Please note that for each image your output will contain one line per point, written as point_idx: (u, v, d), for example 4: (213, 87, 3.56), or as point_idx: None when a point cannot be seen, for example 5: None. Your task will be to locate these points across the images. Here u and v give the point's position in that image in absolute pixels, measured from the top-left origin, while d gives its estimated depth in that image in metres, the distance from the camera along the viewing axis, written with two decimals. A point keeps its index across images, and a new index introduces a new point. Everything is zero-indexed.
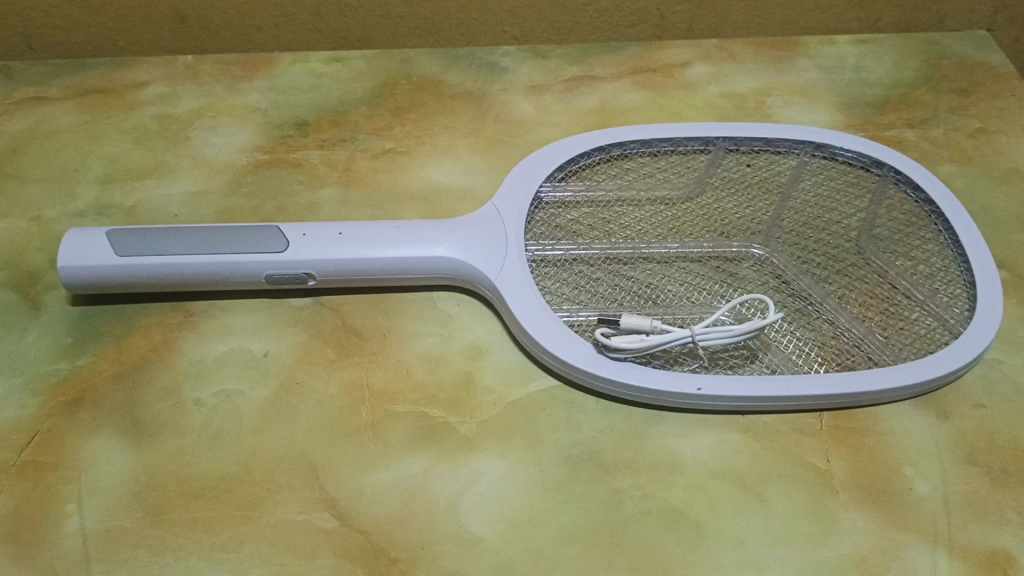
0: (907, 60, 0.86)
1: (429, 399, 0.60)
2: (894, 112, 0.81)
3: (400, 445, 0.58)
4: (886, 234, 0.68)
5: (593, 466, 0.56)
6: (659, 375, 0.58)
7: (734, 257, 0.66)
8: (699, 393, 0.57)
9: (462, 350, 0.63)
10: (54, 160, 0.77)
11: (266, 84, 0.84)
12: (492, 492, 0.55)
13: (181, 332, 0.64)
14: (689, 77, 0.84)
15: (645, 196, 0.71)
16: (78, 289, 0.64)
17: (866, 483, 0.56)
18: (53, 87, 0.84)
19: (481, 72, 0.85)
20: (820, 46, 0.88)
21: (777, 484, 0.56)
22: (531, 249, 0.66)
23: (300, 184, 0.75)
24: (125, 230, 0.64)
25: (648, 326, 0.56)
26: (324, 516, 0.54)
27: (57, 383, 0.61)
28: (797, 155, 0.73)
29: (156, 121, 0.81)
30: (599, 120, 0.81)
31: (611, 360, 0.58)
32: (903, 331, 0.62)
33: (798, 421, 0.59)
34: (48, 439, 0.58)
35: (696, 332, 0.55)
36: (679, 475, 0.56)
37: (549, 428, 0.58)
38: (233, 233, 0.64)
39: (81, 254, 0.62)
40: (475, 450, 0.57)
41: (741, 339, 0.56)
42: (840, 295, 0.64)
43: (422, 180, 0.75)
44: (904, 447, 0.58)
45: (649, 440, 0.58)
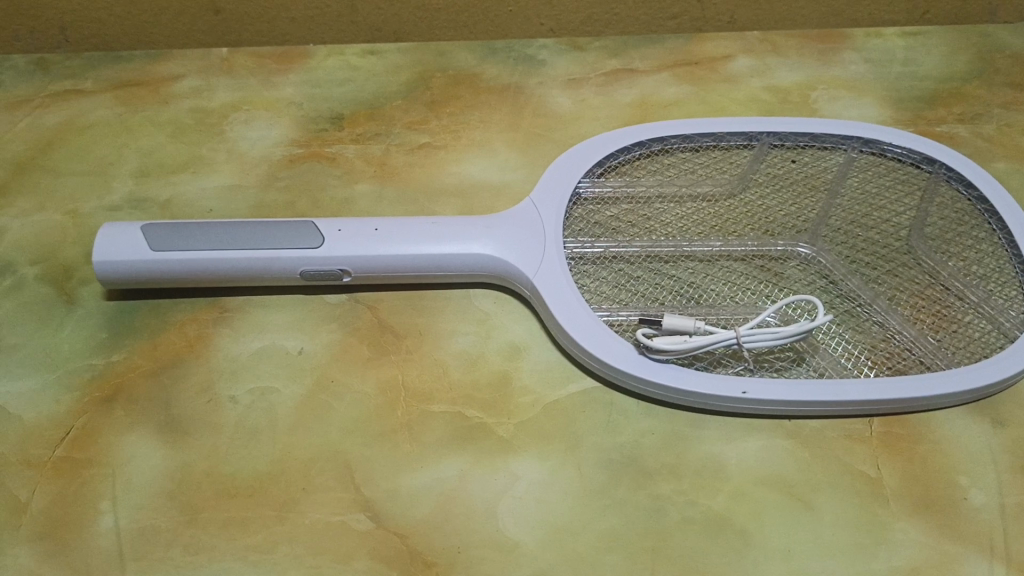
0: (958, 54, 0.83)
1: (466, 399, 0.59)
2: (945, 106, 0.78)
3: (437, 446, 0.56)
4: (937, 233, 0.66)
5: (635, 472, 0.55)
6: (702, 377, 0.56)
7: (780, 256, 0.65)
8: (744, 396, 0.55)
9: (499, 349, 0.62)
10: (90, 154, 0.77)
11: (301, 78, 0.83)
12: (531, 496, 0.54)
13: (215, 329, 0.64)
14: (732, 70, 0.82)
15: (687, 192, 0.69)
16: (112, 283, 0.63)
17: (919, 493, 0.54)
18: (89, 80, 0.83)
19: (518, 65, 0.84)
20: (866, 38, 0.85)
21: (825, 493, 0.54)
22: (569, 246, 0.64)
23: (335, 179, 0.74)
24: (160, 223, 0.63)
25: (691, 327, 0.55)
26: (360, 517, 0.54)
27: (91, 379, 0.61)
28: (844, 151, 0.71)
29: (191, 114, 0.80)
30: (639, 113, 0.79)
31: (652, 362, 0.57)
32: (956, 333, 0.60)
33: (847, 427, 0.57)
34: (83, 435, 0.58)
35: (742, 333, 0.54)
36: (724, 482, 0.54)
37: (589, 431, 0.57)
38: (269, 228, 0.63)
39: (115, 248, 0.62)
40: (513, 453, 0.56)
41: (787, 341, 0.55)
42: (890, 296, 0.62)
43: (458, 175, 0.74)
44: (957, 455, 0.56)
45: (692, 445, 0.56)
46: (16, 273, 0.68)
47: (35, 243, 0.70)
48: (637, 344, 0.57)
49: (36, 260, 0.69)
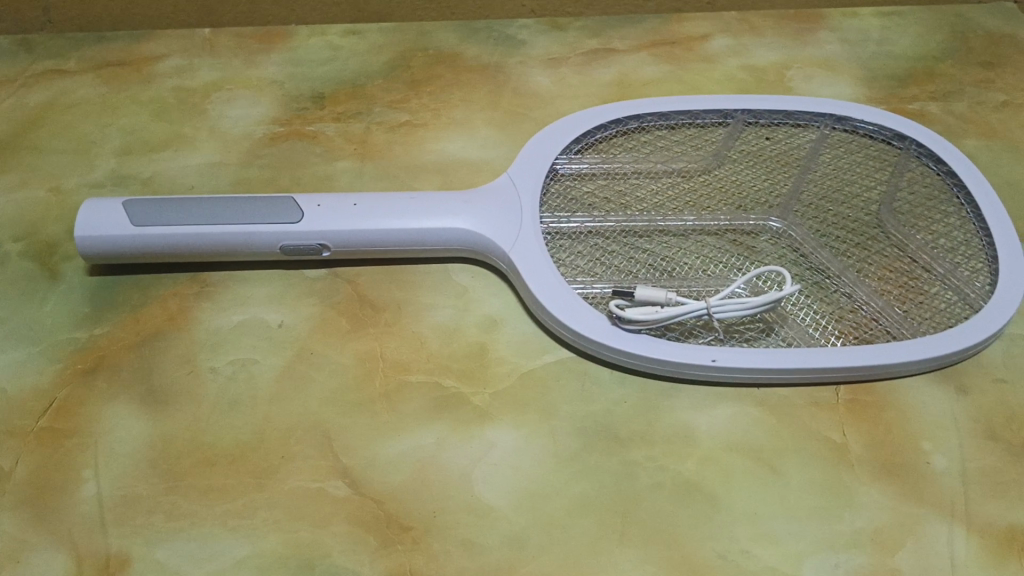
0: (932, 34, 0.85)
1: (443, 370, 0.60)
2: (918, 85, 0.79)
3: (414, 415, 0.58)
4: (907, 208, 0.67)
5: (608, 438, 0.56)
6: (673, 347, 0.57)
7: (752, 231, 0.66)
8: (713, 364, 0.56)
9: (476, 321, 0.63)
10: (73, 132, 0.78)
11: (283, 57, 0.84)
12: (505, 462, 0.55)
13: (197, 302, 0.65)
14: (710, 49, 0.83)
15: (662, 168, 0.70)
16: (94, 258, 0.64)
17: (884, 458, 0.55)
18: (72, 60, 0.84)
19: (498, 45, 0.84)
20: (843, 18, 0.86)
21: (792, 458, 0.55)
22: (545, 221, 0.65)
23: (316, 157, 0.75)
24: (142, 199, 0.64)
25: (663, 298, 0.56)
26: (338, 484, 0.55)
27: (74, 351, 0.62)
28: (817, 128, 0.72)
29: (173, 93, 0.81)
30: (618, 92, 0.80)
31: (624, 332, 0.58)
32: (923, 304, 0.61)
33: (815, 395, 0.58)
34: (67, 405, 0.59)
35: (711, 304, 0.55)
36: (694, 448, 0.56)
37: (563, 399, 0.58)
38: (249, 203, 0.64)
39: (97, 222, 0.63)
40: (489, 421, 0.57)
41: (756, 311, 0.56)
42: (859, 268, 0.63)
43: (438, 153, 0.75)
44: (922, 421, 0.57)
45: (663, 413, 0.57)
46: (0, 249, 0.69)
47: (18, 220, 0.71)
48: (610, 315, 0.58)
49: (20, 236, 0.70)
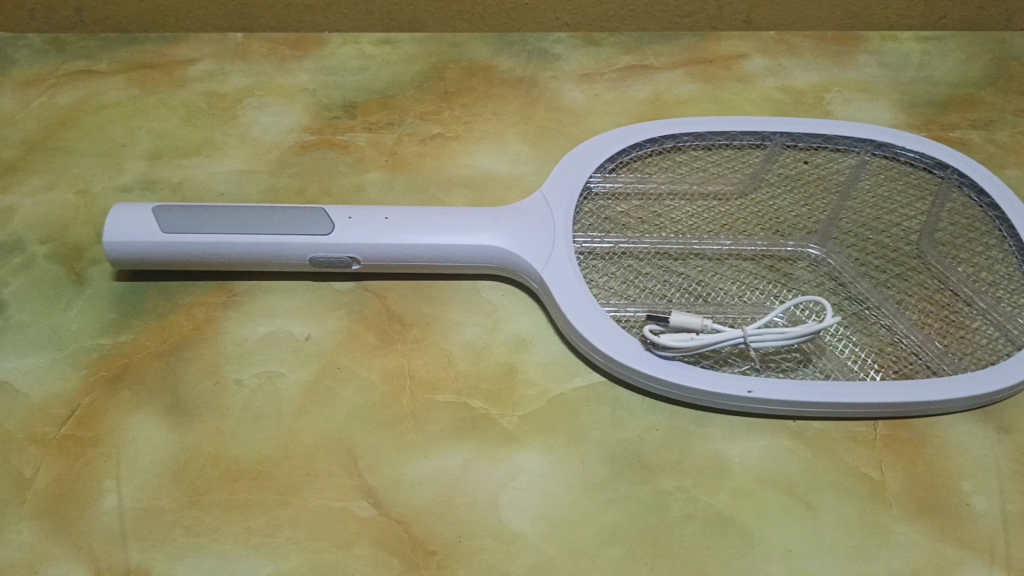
0: (973, 60, 0.83)
1: (471, 390, 0.59)
2: (958, 112, 0.78)
3: (441, 435, 0.57)
4: (948, 239, 0.66)
5: (638, 467, 0.55)
6: (708, 375, 0.56)
7: (789, 257, 0.65)
8: (749, 396, 0.55)
9: (506, 341, 0.62)
10: (103, 135, 0.77)
11: (315, 65, 0.83)
12: (534, 488, 0.54)
13: (224, 312, 0.64)
14: (747, 69, 0.82)
15: (698, 190, 0.69)
16: (121, 264, 0.63)
17: (921, 497, 0.54)
18: (104, 61, 0.84)
19: (532, 58, 0.84)
20: (882, 42, 0.85)
21: (827, 493, 0.54)
22: (579, 240, 0.64)
23: (347, 167, 0.74)
24: (171, 205, 0.63)
25: (699, 325, 0.55)
26: (363, 504, 0.54)
27: (99, 358, 0.61)
28: (856, 153, 0.71)
29: (204, 98, 0.80)
30: (653, 110, 0.79)
31: (658, 359, 0.57)
32: (963, 339, 0.60)
33: (851, 429, 0.57)
34: (89, 414, 0.58)
35: (749, 332, 0.54)
36: (727, 479, 0.54)
37: (593, 425, 0.57)
38: (280, 214, 0.63)
39: (126, 229, 0.62)
40: (517, 444, 0.56)
41: (794, 342, 0.55)
42: (898, 300, 0.62)
43: (469, 167, 0.74)
44: (960, 460, 0.56)
45: (695, 442, 0.56)
46: (27, 251, 0.68)
47: (45, 222, 0.70)
48: (644, 340, 0.57)
49: (47, 239, 0.69)
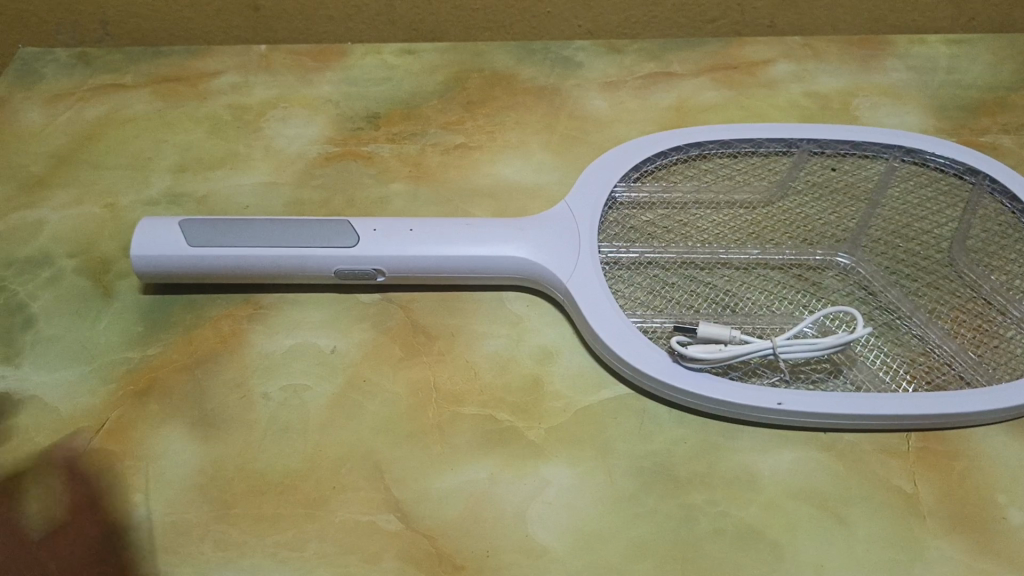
0: (1003, 62, 0.82)
1: (497, 402, 0.59)
2: (989, 116, 0.77)
3: (466, 448, 0.56)
4: (980, 246, 0.65)
5: (667, 480, 0.55)
6: (737, 388, 0.55)
7: (818, 266, 0.64)
8: (779, 408, 0.55)
9: (531, 353, 0.61)
10: (129, 148, 0.78)
11: (338, 76, 0.84)
12: (561, 502, 0.54)
13: (250, 325, 0.64)
14: (771, 75, 0.82)
15: (725, 198, 0.68)
16: (148, 278, 0.64)
17: (956, 510, 0.53)
18: (129, 75, 0.85)
19: (554, 66, 0.83)
20: (910, 45, 0.84)
21: (860, 507, 0.53)
22: (604, 250, 0.64)
23: (370, 178, 0.74)
24: (197, 219, 0.64)
25: (725, 336, 0.54)
26: (389, 518, 0.54)
27: (127, 372, 0.62)
28: (885, 160, 0.70)
29: (229, 110, 0.81)
30: (677, 117, 0.78)
31: (686, 370, 0.56)
32: (998, 348, 0.59)
33: (883, 441, 0.56)
34: (118, 427, 0.59)
35: (778, 343, 0.53)
36: (757, 493, 0.54)
37: (621, 437, 0.57)
38: (306, 226, 0.63)
39: (152, 243, 0.62)
40: (544, 458, 0.56)
41: (824, 353, 0.54)
42: (930, 309, 0.61)
43: (493, 177, 0.74)
44: (995, 473, 0.55)
45: (724, 455, 0.56)
46: (55, 265, 0.69)
47: (73, 236, 0.71)
48: (671, 353, 0.56)
49: (75, 253, 0.70)
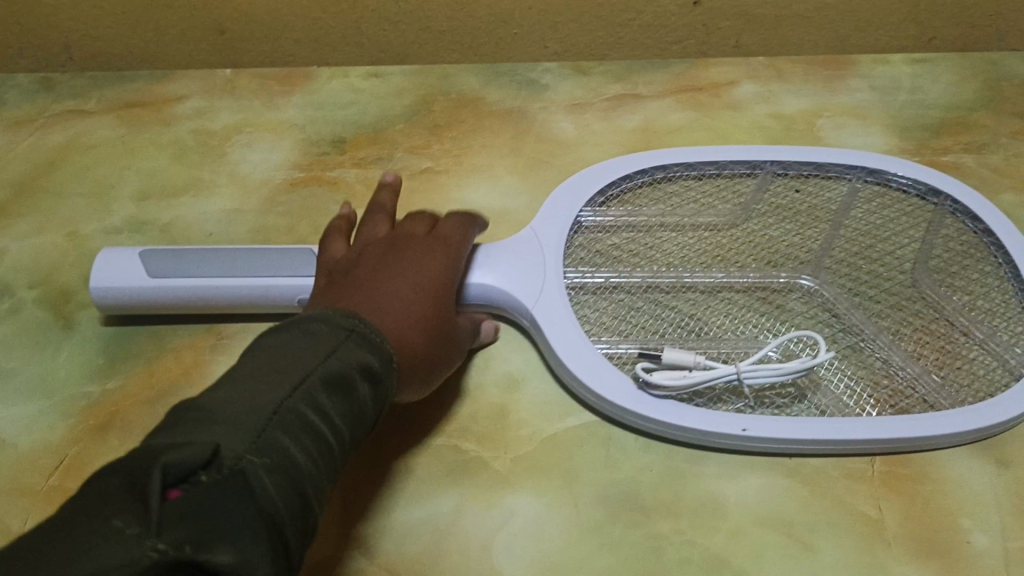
0: (965, 81, 0.83)
1: (462, 432, 0.58)
2: (952, 136, 0.78)
3: (431, 480, 0.56)
4: (942, 266, 0.65)
5: (633, 509, 0.54)
6: (703, 415, 0.55)
7: (782, 289, 0.64)
8: (744, 433, 0.54)
9: (497, 381, 0.61)
10: (92, 175, 0.77)
11: (304, 100, 0.83)
12: (527, 533, 0.53)
13: (213, 356, 0.63)
14: (736, 96, 0.82)
15: (689, 221, 0.68)
16: (110, 309, 0.63)
17: (921, 535, 0.53)
18: (92, 100, 0.84)
19: (521, 88, 0.83)
20: (873, 65, 0.85)
21: (825, 534, 0.53)
22: (569, 275, 0.63)
23: (336, 204, 0.74)
24: (159, 249, 0.63)
25: (691, 361, 0.54)
26: (352, 552, 0.53)
27: (87, 406, 0.61)
28: (848, 180, 0.70)
29: (193, 136, 0.80)
30: (643, 140, 0.78)
31: (651, 398, 0.56)
32: (960, 370, 0.59)
33: (849, 466, 0.56)
34: (77, 463, 0.58)
35: (743, 369, 0.53)
36: (724, 521, 0.54)
37: (587, 466, 0.56)
38: (268, 255, 0.62)
39: (113, 274, 0.62)
40: (510, 488, 0.55)
41: (788, 378, 0.54)
42: (893, 330, 0.61)
43: (459, 202, 0.74)
44: (960, 496, 0.55)
45: (691, 482, 0.55)
46: (15, 297, 0.68)
47: (33, 267, 0.70)
48: (636, 380, 0.56)
49: (35, 283, 0.69)
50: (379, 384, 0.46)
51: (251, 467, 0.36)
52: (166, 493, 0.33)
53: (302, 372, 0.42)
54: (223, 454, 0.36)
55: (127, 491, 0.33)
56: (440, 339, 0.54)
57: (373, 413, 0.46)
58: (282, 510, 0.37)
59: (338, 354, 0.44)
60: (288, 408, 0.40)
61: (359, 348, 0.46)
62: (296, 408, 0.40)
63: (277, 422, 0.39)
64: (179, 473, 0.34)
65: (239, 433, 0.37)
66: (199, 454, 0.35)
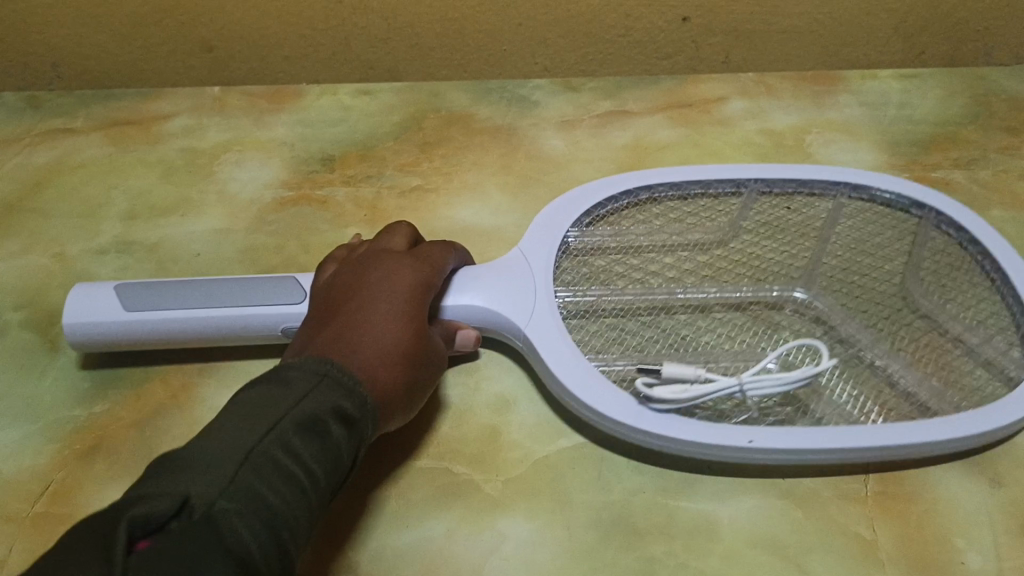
0: (954, 96, 0.83)
1: (454, 454, 0.58)
2: (941, 151, 0.78)
3: (422, 504, 0.55)
4: (933, 277, 0.65)
5: (626, 532, 0.54)
6: (705, 428, 0.54)
7: (775, 302, 0.64)
8: (750, 445, 0.53)
9: (488, 403, 0.61)
10: (79, 195, 0.77)
11: (293, 117, 0.83)
12: (519, 557, 0.53)
13: (201, 378, 0.63)
14: (726, 112, 0.82)
15: (676, 239, 0.68)
16: (90, 348, 0.62)
17: (914, 555, 0.53)
18: (79, 118, 0.83)
19: (511, 105, 0.83)
20: (862, 81, 0.85)
21: (819, 555, 0.53)
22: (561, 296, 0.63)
23: (326, 223, 0.73)
24: (136, 283, 0.62)
25: (692, 376, 0.53)
26: None
27: (74, 430, 0.60)
28: (832, 197, 0.70)
29: (182, 154, 0.80)
30: (633, 157, 0.78)
31: (653, 413, 0.55)
32: (960, 378, 0.59)
33: (842, 486, 0.56)
34: (63, 489, 0.57)
35: (746, 380, 0.53)
36: (717, 543, 0.53)
37: (580, 488, 0.56)
38: (246, 285, 0.62)
39: (90, 312, 0.60)
40: (501, 511, 0.55)
41: (792, 387, 0.54)
42: (891, 339, 0.61)
43: (450, 220, 0.73)
44: (953, 515, 0.55)
45: (684, 504, 0.55)
46: (0, 319, 0.67)
47: (19, 288, 0.69)
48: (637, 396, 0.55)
49: (21, 305, 0.68)
50: (358, 427, 0.46)
51: (221, 514, 0.36)
52: (133, 546, 0.33)
53: (276, 415, 0.42)
54: (193, 504, 0.36)
55: (93, 545, 0.33)
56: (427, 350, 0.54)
57: (354, 455, 0.47)
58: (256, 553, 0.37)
59: (313, 397, 0.45)
60: (261, 452, 0.40)
61: (337, 390, 0.46)
62: (270, 452, 0.41)
63: (251, 467, 0.39)
64: (147, 526, 0.34)
65: (213, 478, 0.38)
66: (166, 506, 0.35)
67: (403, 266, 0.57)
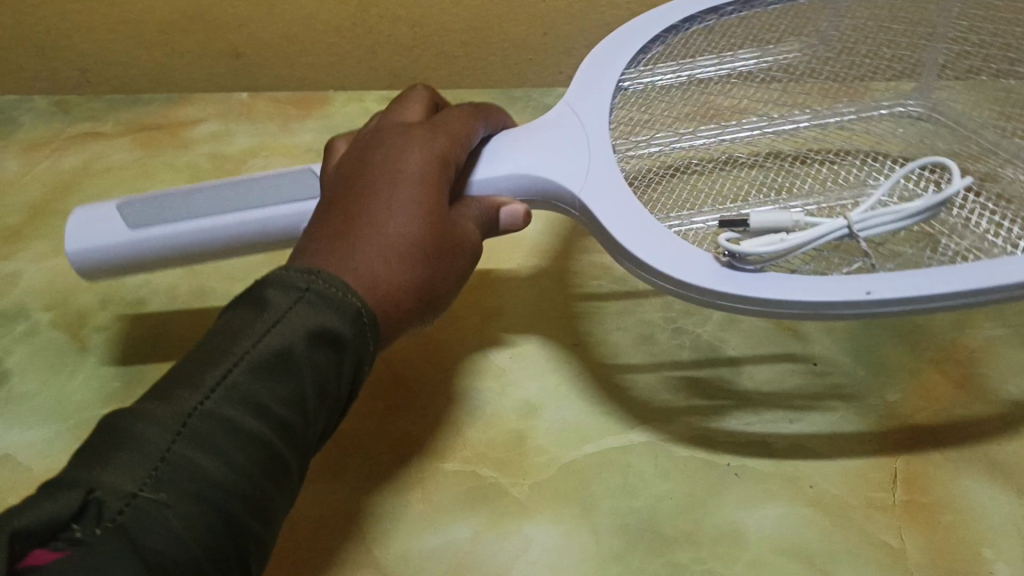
0: None
1: (480, 459, 0.58)
2: None
3: (448, 508, 0.56)
4: None
5: (652, 538, 0.54)
6: (807, 285, 0.48)
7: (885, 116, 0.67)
8: (869, 297, 0.47)
9: (514, 407, 0.61)
10: (108, 198, 0.77)
11: (318, 124, 0.84)
12: (545, 561, 0.53)
13: None
14: None
15: None
16: (95, 271, 0.58)
17: (942, 565, 0.53)
18: (108, 123, 0.84)
19: (536, 114, 0.84)
20: None
21: (846, 564, 0.53)
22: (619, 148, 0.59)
23: None
24: (133, 198, 0.57)
25: (787, 224, 0.48)
26: None
27: None
28: None
29: (209, 159, 0.81)
30: None
31: (743, 273, 0.49)
32: None
33: (870, 495, 0.56)
34: None
35: (854, 218, 0.47)
36: (744, 551, 0.53)
37: (606, 493, 0.56)
38: (255, 184, 0.57)
39: (91, 233, 0.57)
40: (527, 516, 0.55)
41: (915, 219, 0.48)
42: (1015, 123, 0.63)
43: None
44: (981, 526, 0.54)
45: (711, 510, 0.55)
46: (30, 319, 0.68)
47: (48, 290, 0.70)
48: (720, 259, 0.49)
49: (50, 306, 0.69)
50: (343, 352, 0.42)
51: (145, 504, 0.32)
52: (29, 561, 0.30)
53: (224, 366, 0.38)
54: (104, 500, 0.32)
55: None
56: (446, 236, 0.49)
57: (343, 382, 0.42)
58: (194, 544, 0.33)
59: (278, 329, 0.40)
60: (205, 414, 0.36)
61: (313, 310, 0.41)
62: (216, 412, 0.36)
63: (189, 435, 0.35)
64: (46, 532, 0.30)
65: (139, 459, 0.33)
66: (67, 506, 0.31)
67: (415, 144, 0.51)
